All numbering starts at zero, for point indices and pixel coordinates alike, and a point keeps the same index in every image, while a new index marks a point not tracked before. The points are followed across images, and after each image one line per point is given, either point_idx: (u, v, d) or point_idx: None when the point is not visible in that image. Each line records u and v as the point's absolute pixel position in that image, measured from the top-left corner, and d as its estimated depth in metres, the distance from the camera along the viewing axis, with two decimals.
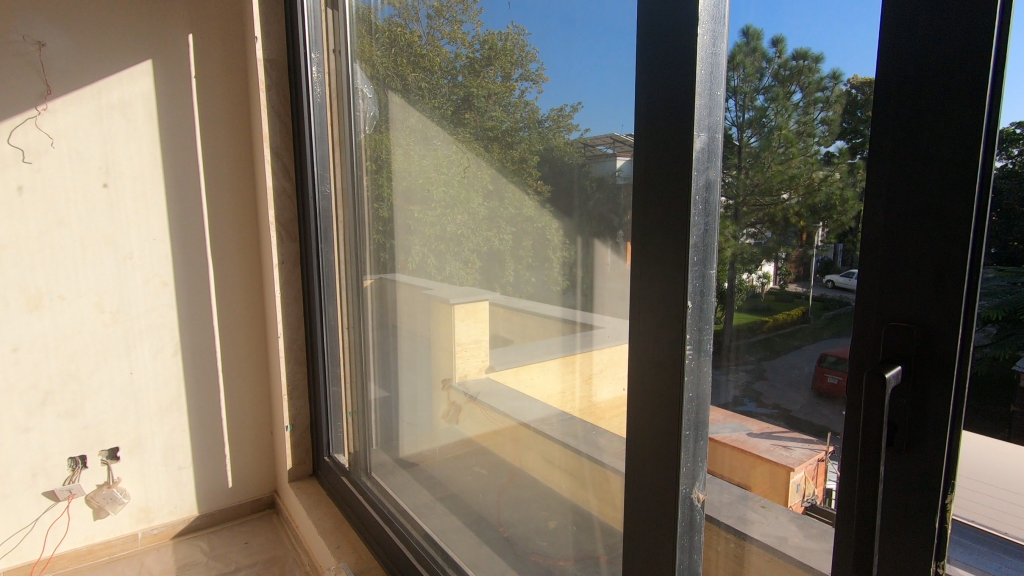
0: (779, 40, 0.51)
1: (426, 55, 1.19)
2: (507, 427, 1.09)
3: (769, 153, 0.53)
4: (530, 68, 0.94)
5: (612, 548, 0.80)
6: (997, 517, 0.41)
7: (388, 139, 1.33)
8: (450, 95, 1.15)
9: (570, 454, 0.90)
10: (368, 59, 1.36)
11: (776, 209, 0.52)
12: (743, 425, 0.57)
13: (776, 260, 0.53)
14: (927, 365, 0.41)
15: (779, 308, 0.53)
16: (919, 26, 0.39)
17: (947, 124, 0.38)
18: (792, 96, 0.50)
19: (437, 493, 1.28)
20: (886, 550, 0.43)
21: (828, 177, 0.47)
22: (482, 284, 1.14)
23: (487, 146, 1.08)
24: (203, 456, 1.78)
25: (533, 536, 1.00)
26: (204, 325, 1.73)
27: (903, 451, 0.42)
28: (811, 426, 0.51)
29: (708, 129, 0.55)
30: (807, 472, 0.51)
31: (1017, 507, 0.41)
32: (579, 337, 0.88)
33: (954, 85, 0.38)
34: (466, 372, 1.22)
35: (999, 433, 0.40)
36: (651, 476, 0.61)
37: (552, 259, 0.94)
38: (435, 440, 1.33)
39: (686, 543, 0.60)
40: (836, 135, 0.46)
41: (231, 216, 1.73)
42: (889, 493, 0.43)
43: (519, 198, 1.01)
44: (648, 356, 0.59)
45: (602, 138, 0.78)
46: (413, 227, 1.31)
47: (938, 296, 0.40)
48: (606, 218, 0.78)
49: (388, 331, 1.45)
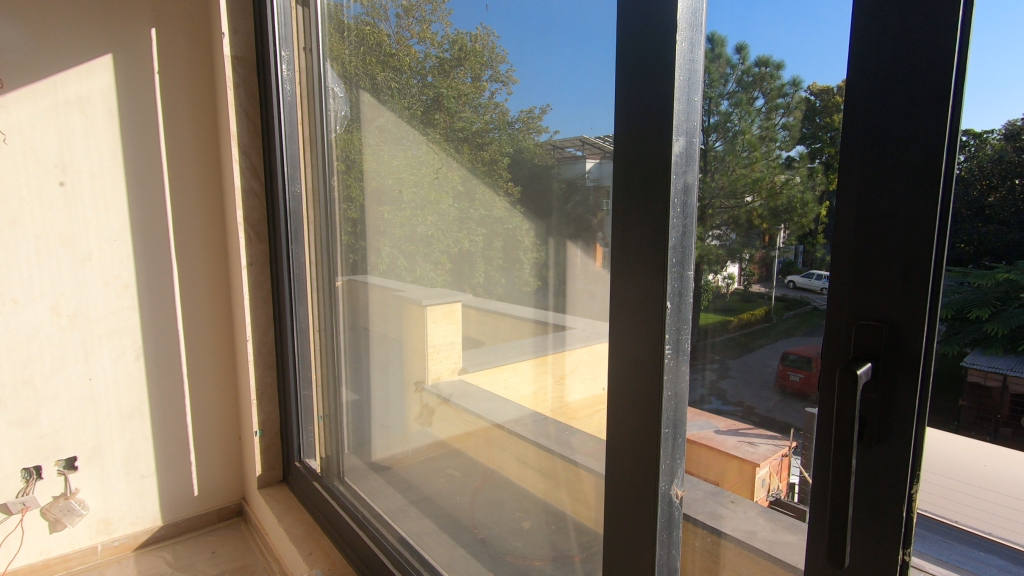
0: (744, 47, 0.54)
1: (395, 55, 1.18)
2: (481, 428, 1.09)
3: (733, 158, 0.55)
4: (500, 69, 0.95)
5: (586, 547, 0.81)
6: (942, 503, 0.44)
7: (359, 139, 1.32)
8: (420, 95, 1.14)
9: (544, 454, 0.91)
10: (338, 57, 1.34)
11: (741, 211, 0.54)
12: (711, 422, 0.59)
13: (740, 261, 0.55)
14: (894, 362, 0.42)
15: (745, 308, 0.55)
16: (886, 39, 0.41)
17: (912, 130, 0.40)
18: (755, 101, 0.53)
19: (411, 496, 1.27)
20: (858, 540, 0.45)
21: (789, 181, 0.50)
22: (454, 285, 1.14)
23: (458, 146, 1.08)
24: (166, 464, 1.72)
25: (509, 536, 1.00)
26: (167, 328, 1.67)
27: (874, 445, 0.44)
28: (775, 423, 0.53)
29: (686, 134, 0.56)
30: (771, 467, 0.54)
31: (961, 495, 0.43)
32: (551, 338, 0.89)
33: (917, 96, 0.40)
34: (439, 373, 1.21)
35: (950, 426, 0.42)
36: (629, 473, 0.62)
37: (523, 260, 0.94)
38: (408, 443, 1.32)
39: (665, 539, 0.61)
40: (797, 140, 0.49)
41: (195, 216, 1.67)
42: (861, 486, 0.45)
43: (489, 198, 1.02)
44: (626, 356, 0.60)
45: (571, 140, 0.79)
46: (384, 228, 1.29)
47: (904, 296, 0.41)
48: (578, 219, 0.79)
49: (358, 333, 1.43)
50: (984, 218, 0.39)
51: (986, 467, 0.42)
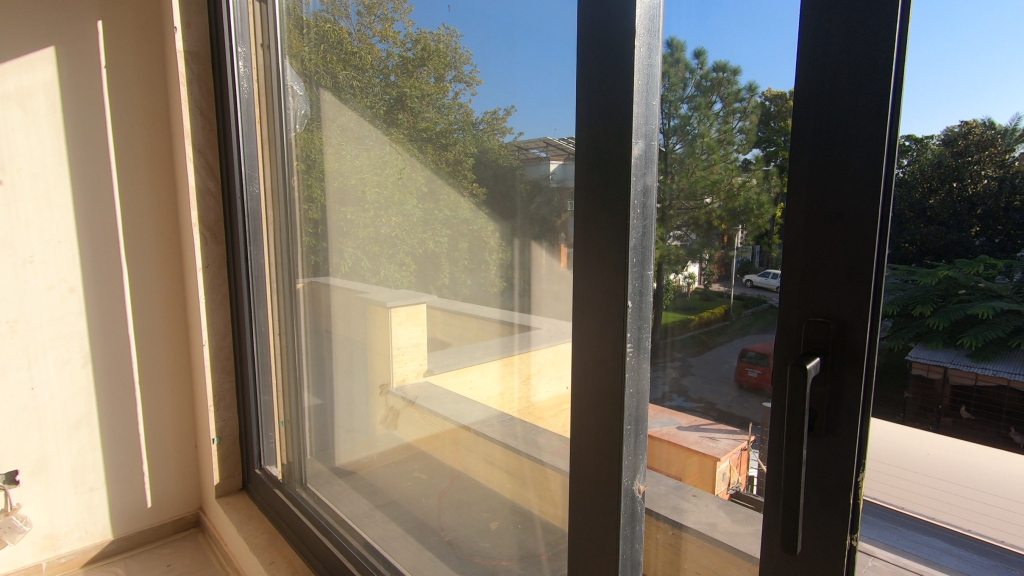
0: (701, 52, 0.56)
1: (357, 53, 1.17)
2: (447, 430, 1.08)
3: (692, 160, 0.57)
4: (463, 70, 0.95)
5: (553, 545, 0.81)
6: (877, 488, 0.48)
7: (320, 138, 1.29)
8: (382, 95, 1.13)
9: (510, 455, 0.91)
10: (298, 54, 1.31)
11: (700, 212, 0.56)
12: (674, 419, 0.60)
13: (700, 261, 0.57)
14: (841, 356, 0.44)
15: (705, 307, 0.57)
16: (832, 50, 0.43)
17: (853, 136, 0.42)
18: (712, 105, 0.55)
19: (377, 500, 1.26)
20: (809, 527, 0.47)
21: (746, 183, 0.52)
22: (419, 287, 1.13)
23: (422, 147, 1.07)
24: (117, 475, 1.64)
25: (476, 537, 1.00)
26: (117, 334, 1.60)
27: (824, 436, 0.46)
28: (734, 417, 0.55)
29: (645, 137, 0.57)
30: (731, 460, 0.55)
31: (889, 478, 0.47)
32: (517, 338, 0.90)
33: (860, 104, 0.42)
34: (404, 376, 1.20)
35: (896, 417, 0.45)
36: (594, 470, 0.62)
37: (488, 261, 0.94)
38: (373, 447, 1.30)
39: (629, 534, 0.62)
40: (753, 143, 0.51)
41: (147, 216, 1.61)
42: (811, 475, 0.47)
43: (454, 199, 1.01)
44: (591, 356, 0.61)
45: (535, 141, 0.80)
46: (347, 229, 1.27)
47: (850, 293, 0.43)
48: (542, 221, 0.80)
49: (321, 336, 1.40)
50: (925, 219, 0.42)
51: (926, 453, 0.45)
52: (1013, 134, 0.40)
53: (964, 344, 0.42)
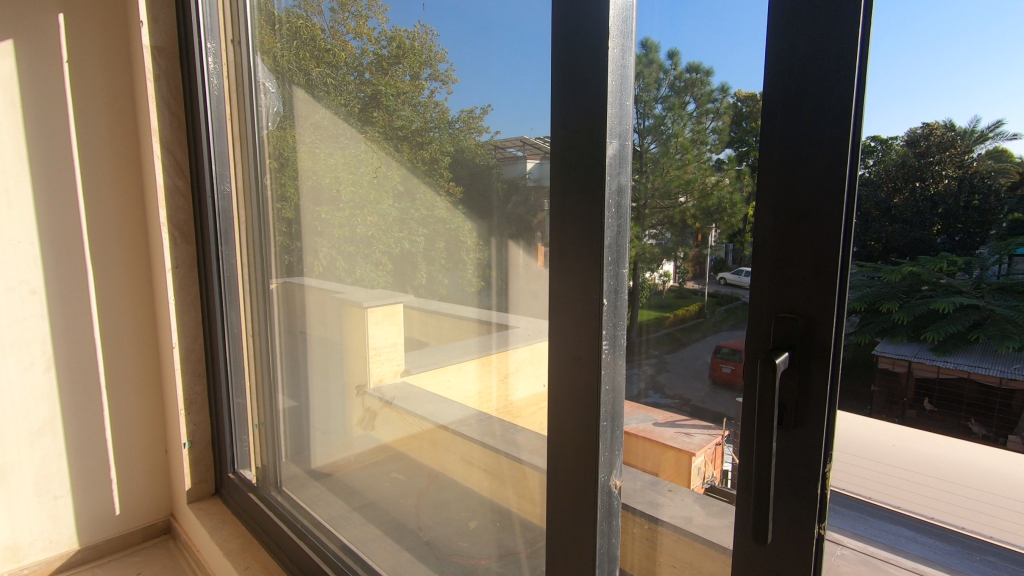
0: (675, 53, 0.57)
1: (330, 50, 1.15)
2: (425, 430, 1.08)
3: (667, 159, 0.58)
4: (439, 68, 0.95)
5: (531, 543, 0.82)
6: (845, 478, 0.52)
7: (293, 136, 1.27)
8: (357, 92, 1.12)
9: (489, 454, 0.92)
10: (270, 51, 1.29)
11: (675, 211, 0.57)
12: (650, 415, 0.61)
13: (675, 259, 0.58)
14: (809, 349, 0.45)
15: (681, 305, 0.58)
16: (800, 53, 0.44)
17: (820, 136, 0.43)
18: (686, 106, 0.56)
19: (354, 502, 1.25)
20: (779, 518, 0.48)
21: (720, 182, 0.53)
22: (395, 286, 1.13)
23: (398, 145, 1.06)
24: (83, 482, 1.59)
25: (454, 537, 1.00)
26: (82, 337, 1.55)
27: (793, 428, 0.47)
28: (709, 412, 0.56)
29: (619, 136, 0.58)
30: (706, 455, 0.56)
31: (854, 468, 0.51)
32: (494, 337, 0.90)
33: (825, 105, 0.43)
34: (381, 376, 1.19)
35: (863, 410, 0.47)
36: (571, 468, 0.63)
37: (465, 260, 0.94)
38: (350, 448, 1.29)
39: (605, 528, 0.63)
40: (726, 143, 0.52)
41: (113, 216, 1.56)
42: (781, 467, 0.48)
43: (430, 199, 1.01)
44: (568, 354, 0.62)
45: (512, 140, 0.80)
46: (322, 229, 1.26)
47: (818, 288, 0.45)
48: (518, 220, 0.80)
49: (296, 338, 1.38)
50: (890, 218, 0.45)
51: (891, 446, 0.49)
52: (972, 135, 0.42)
53: (926, 338, 0.45)
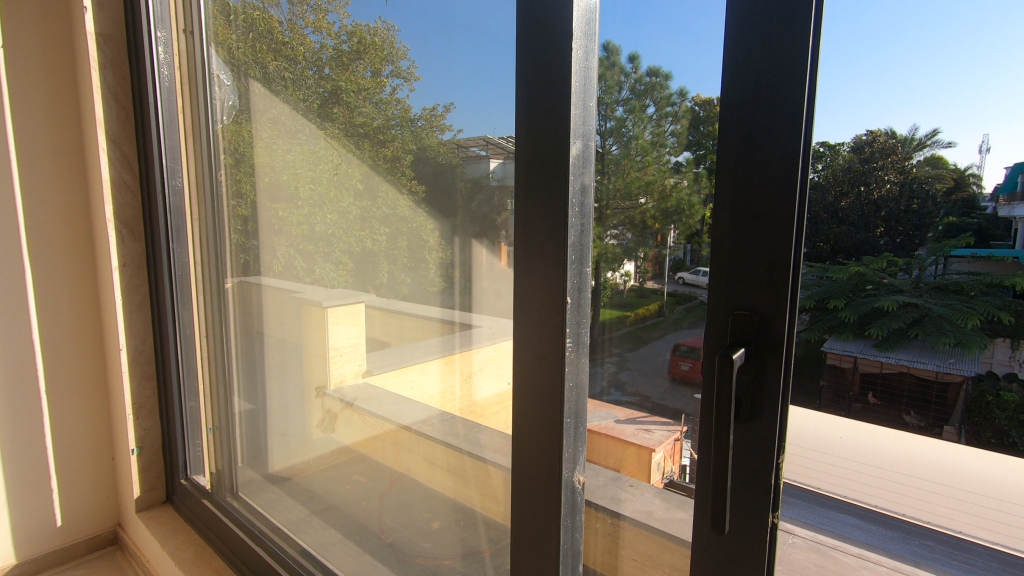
0: (636, 57, 0.59)
1: (288, 44, 1.13)
2: (387, 431, 1.08)
3: (628, 161, 0.61)
4: (401, 65, 0.94)
5: (495, 542, 0.82)
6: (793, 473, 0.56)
7: (249, 131, 1.23)
8: (316, 88, 1.10)
9: (452, 454, 0.92)
10: (224, 42, 1.24)
11: (635, 212, 0.60)
12: (611, 413, 0.64)
13: (636, 259, 0.60)
14: (763, 345, 0.46)
15: (641, 303, 0.61)
16: (756, 56, 0.45)
17: (775, 140, 0.44)
18: (646, 109, 0.58)
19: (314, 506, 1.22)
20: (736, 507, 0.49)
21: (678, 185, 0.55)
22: (357, 286, 1.11)
23: (358, 143, 1.05)
24: (22, 492, 1.50)
25: (417, 538, 0.99)
26: (19, 338, 1.46)
27: (748, 421, 0.48)
28: (666, 409, 0.57)
29: (583, 137, 0.59)
30: (665, 451, 0.59)
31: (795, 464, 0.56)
32: (457, 337, 0.90)
33: (781, 110, 0.44)
34: (342, 377, 1.19)
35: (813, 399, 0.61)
36: (535, 466, 0.63)
37: (428, 260, 0.94)
38: (309, 451, 1.28)
39: (569, 524, 0.64)
40: (684, 146, 0.54)
41: (54, 212, 1.48)
42: (737, 459, 0.49)
43: (392, 197, 1.00)
44: (532, 352, 0.62)
45: (475, 139, 0.80)
46: (280, 227, 1.23)
47: (773, 287, 0.45)
48: (481, 219, 0.80)
49: (252, 340, 1.34)
50: (835, 224, 0.61)
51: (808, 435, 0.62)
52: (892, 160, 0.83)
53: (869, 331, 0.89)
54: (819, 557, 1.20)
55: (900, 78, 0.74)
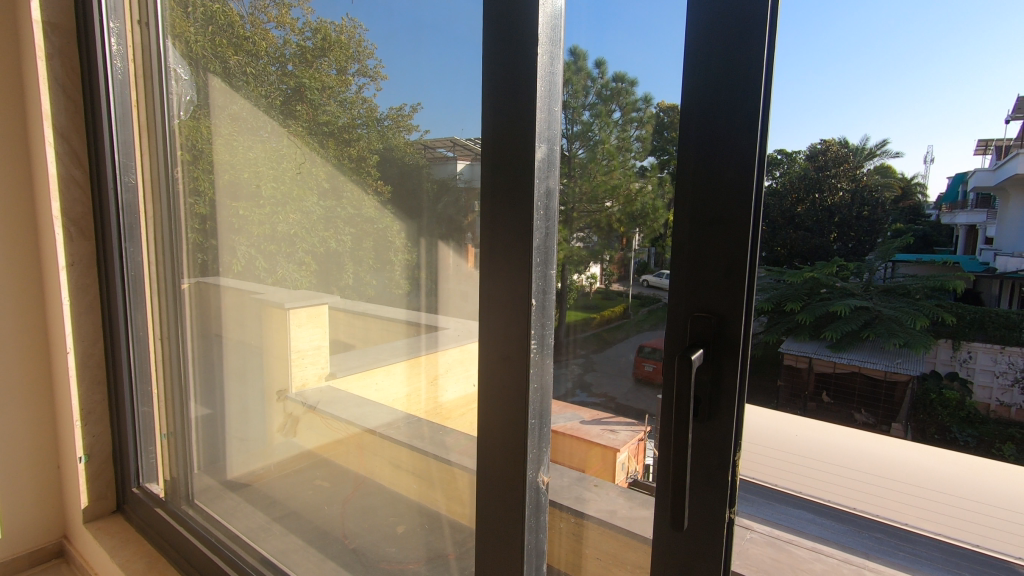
0: (602, 62, 0.61)
1: (250, 38, 1.11)
2: (351, 435, 1.07)
3: (595, 165, 0.62)
4: (367, 64, 0.93)
5: (460, 544, 0.82)
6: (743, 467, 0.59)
7: (208, 127, 1.20)
8: (279, 84, 1.08)
9: (417, 456, 0.92)
10: (181, 35, 1.19)
11: (601, 215, 0.62)
12: (577, 413, 0.65)
13: (602, 262, 0.62)
14: (720, 347, 0.47)
15: (606, 305, 0.62)
16: (713, 63, 0.46)
17: (731, 146, 0.46)
18: (612, 114, 0.60)
19: (275, 513, 1.19)
20: (695, 504, 0.50)
21: (643, 189, 0.55)
22: (320, 287, 1.10)
23: (322, 141, 1.03)
24: None
25: (382, 543, 0.98)
26: None
27: (706, 420, 0.49)
28: (632, 409, 0.58)
29: (548, 141, 0.59)
30: (630, 450, 0.60)
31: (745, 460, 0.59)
32: (423, 339, 0.89)
33: (736, 118, 0.45)
34: (304, 381, 1.17)
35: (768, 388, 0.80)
36: (499, 467, 0.63)
37: (394, 261, 0.93)
38: (270, 456, 1.25)
39: (534, 524, 0.64)
40: (649, 152, 0.54)
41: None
42: (696, 457, 0.50)
43: (358, 197, 0.99)
44: (497, 353, 0.62)
45: (442, 140, 0.80)
46: (240, 226, 1.20)
47: (730, 290, 0.46)
48: (447, 220, 0.80)
49: (210, 342, 1.30)
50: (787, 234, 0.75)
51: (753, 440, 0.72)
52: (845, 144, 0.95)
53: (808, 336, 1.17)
54: (775, 552, 1.24)
55: (847, 91, 0.78)
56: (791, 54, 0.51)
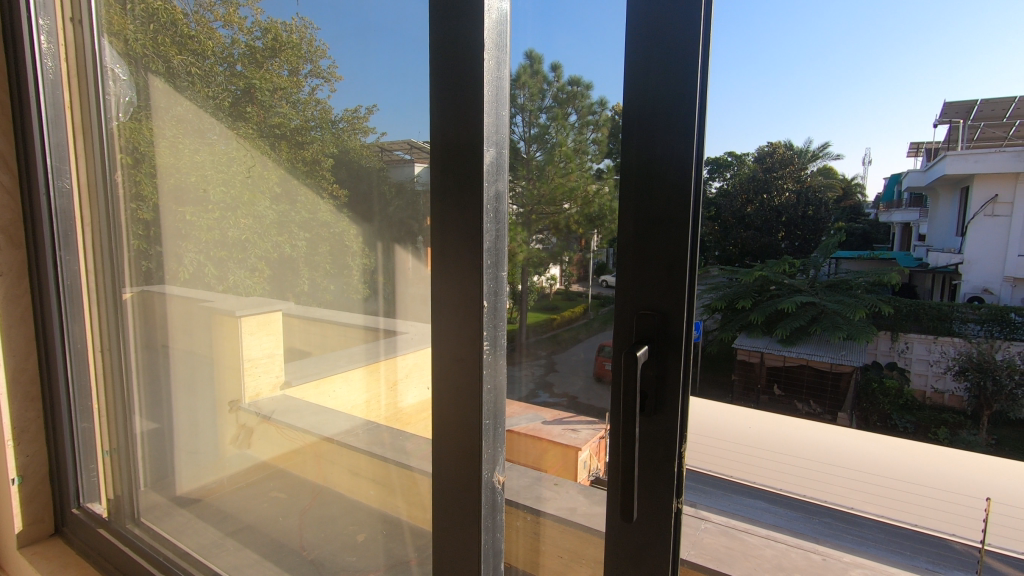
0: (557, 66, 0.63)
1: (195, 37, 1.07)
2: (308, 444, 1.05)
3: (552, 166, 0.65)
4: (321, 65, 0.92)
5: (420, 549, 0.81)
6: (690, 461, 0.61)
7: (151, 129, 1.15)
8: (227, 85, 1.05)
9: (377, 463, 0.91)
10: (119, 33, 1.13)
11: (559, 217, 0.64)
12: (539, 414, 0.68)
13: (562, 263, 0.65)
14: (664, 342, 0.49)
15: (563, 307, 0.64)
16: (652, 71, 0.48)
17: (668, 153, 0.47)
18: (569, 117, 0.62)
19: (228, 528, 1.15)
20: (644, 495, 0.51)
21: (600, 190, 0.56)
22: (273, 294, 1.07)
23: (275, 144, 1.01)
24: None
25: (340, 552, 0.97)
26: None
27: (653, 414, 0.50)
28: (592, 408, 0.59)
29: (496, 145, 0.60)
30: (592, 448, 0.61)
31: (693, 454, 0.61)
32: (382, 344, 0.89)
33: (675, 121, 0.47)
34: (257, 390, 1.14)
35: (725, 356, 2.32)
36: (455, 468, 0.63)
37: (352, 266, 0.92)
38: (222, 470, 1.22)
39: (489, 523, 0.65)
40: (604, 154, 0.55)
41: None
42: (644, 450, 0.51)
43: (312, 201, 0.97)
44: (451, 355, 0.62)
45: (399, 143, 0.80)
46: (186, 232, 1.16)
47: (672, 287, 0.48)
48: (402, 225, 0.81)
49: (155, 354, 1.24)
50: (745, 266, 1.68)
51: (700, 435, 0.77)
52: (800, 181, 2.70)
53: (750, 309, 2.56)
54: (728, 540, 1.29)
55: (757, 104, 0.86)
56: (725, 59, 0.53)
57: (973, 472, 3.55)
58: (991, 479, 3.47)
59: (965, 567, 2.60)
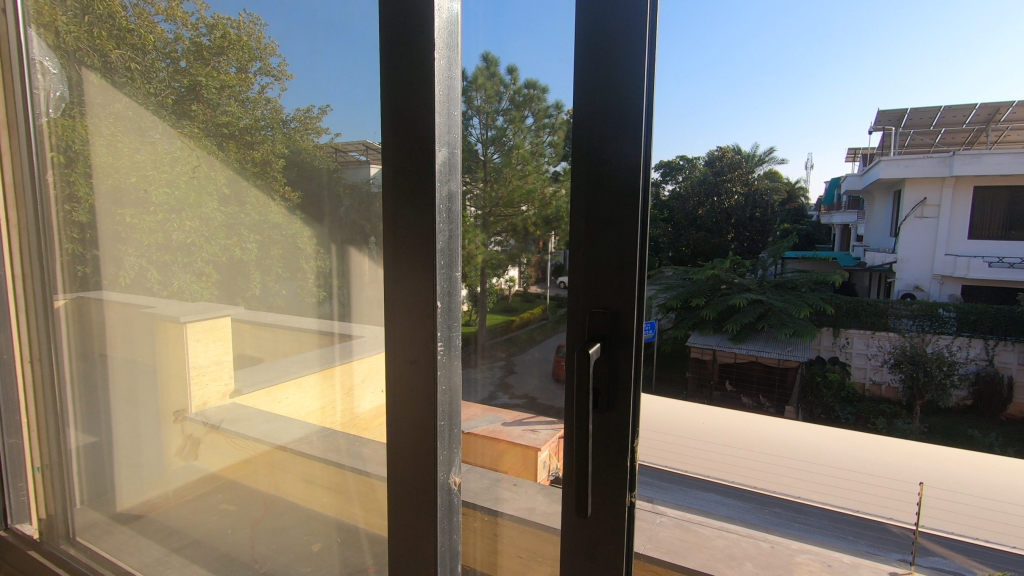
0: (512, 69, 0.63)
1: (134, 31, 1.03)
2: (260, 453, 1.02)
3: (509, 168, 0.65)
4: (270, 63, 0.89)
5: (378, 557, 0.80)
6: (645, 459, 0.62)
7: (85, 126, 1.09)
8: (169, 81, 1.01)
9: (332, 470, 0.89)
10: (50, 24, 1.07)
11: (517, 221, 0.65)
12: (498, 416, 0.68)
13: (519, 264, 0.65)
14: (616, 340, 0.49)
15: (523, 309, 0.65)
16: (602, 73, 0.49)
17: (618, 153, 0.48)
18: (525, 119, 0.62)
19: (174, 543, 1.10)
20: (598, 491, 0.52)
21: (557, 193, 0.56)
22: (221, 298, 1.03)
23: (222, 144, 0.97)
24: None
25: (294, 564, 0.94)
26: None
27: (606, 410, 0.51)
28: (552, 408, 0.59)
29: (448, 145, 0.59)
30: (551, 448, 0.61)
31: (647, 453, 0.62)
32: (337, 349, 0.87)
33: (625, 122, 0.48)
34: (205, 399, 1.09)
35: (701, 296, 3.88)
36: (411, 470, 0.62)
37: (305, 269, 0.90)
38: (167, 483, 1.16)
39: (446, 526, 0.64)
40: (560, 157, 0.55)
41: None
42: (597, 446, 0.52)
43: (263, 202, 0.94)
44: (405, 356, 0.61)
45: (354, 145, 0.78)
46: (126, 234, 1.11)
47: (623, 286, 0.49)
48: (356, 226, 0.80)
49: (92, 363, 1.17)
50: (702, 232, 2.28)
51: None
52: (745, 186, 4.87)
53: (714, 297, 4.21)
54: (683, 533, 1.32)
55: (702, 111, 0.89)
56: (674, 63, 0.55)
57: (908, 459, 3.78)
58: (923, 465, 3.70)
59: (900, 550, 2.77)
